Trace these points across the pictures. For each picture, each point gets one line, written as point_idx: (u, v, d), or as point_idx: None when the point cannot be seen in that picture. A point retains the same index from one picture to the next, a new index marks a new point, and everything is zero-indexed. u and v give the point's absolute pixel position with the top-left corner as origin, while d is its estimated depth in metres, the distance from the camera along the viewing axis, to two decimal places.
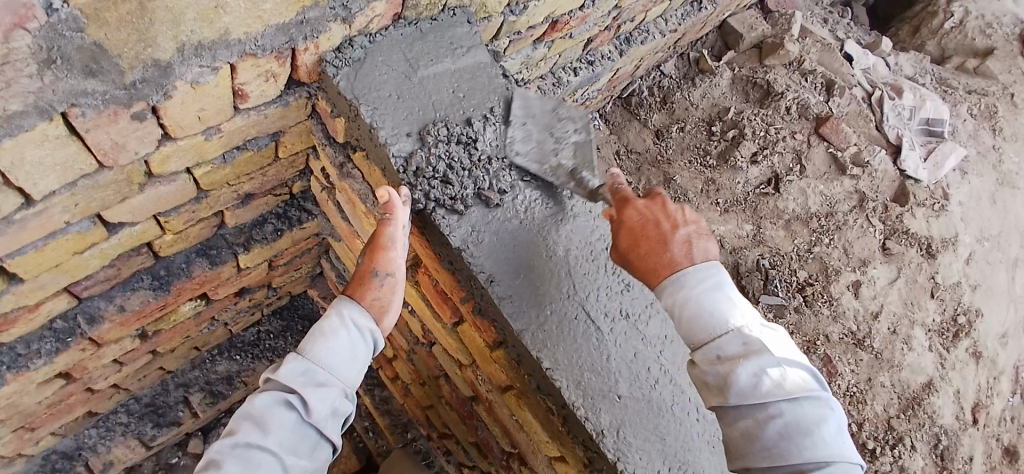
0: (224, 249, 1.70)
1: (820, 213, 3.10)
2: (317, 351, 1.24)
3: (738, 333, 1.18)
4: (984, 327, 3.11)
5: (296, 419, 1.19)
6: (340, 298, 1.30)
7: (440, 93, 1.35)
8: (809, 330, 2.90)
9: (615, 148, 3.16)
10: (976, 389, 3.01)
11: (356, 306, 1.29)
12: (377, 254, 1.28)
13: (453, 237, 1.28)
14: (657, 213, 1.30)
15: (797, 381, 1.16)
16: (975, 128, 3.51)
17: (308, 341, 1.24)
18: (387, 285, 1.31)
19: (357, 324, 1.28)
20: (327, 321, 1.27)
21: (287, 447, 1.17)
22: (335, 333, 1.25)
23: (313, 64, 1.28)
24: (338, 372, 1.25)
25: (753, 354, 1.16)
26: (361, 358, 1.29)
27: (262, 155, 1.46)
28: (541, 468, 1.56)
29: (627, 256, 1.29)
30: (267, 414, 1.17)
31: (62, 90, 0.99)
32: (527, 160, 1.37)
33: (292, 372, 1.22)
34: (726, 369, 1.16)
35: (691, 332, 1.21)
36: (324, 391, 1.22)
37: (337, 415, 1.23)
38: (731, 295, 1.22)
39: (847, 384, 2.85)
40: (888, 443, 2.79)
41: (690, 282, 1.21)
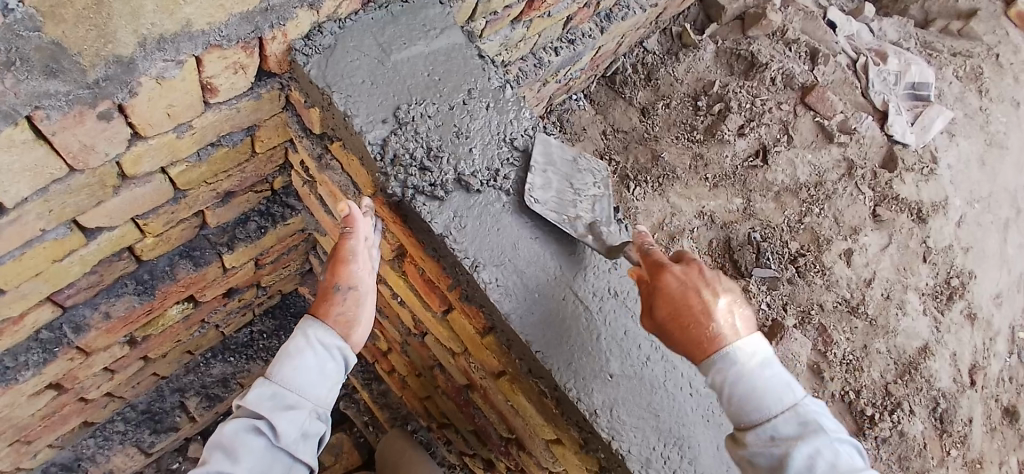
0: (207, 250, 1.68)
1: (809, 184, 3.09)
2: (284, 374, 1.22)
3: (793, 413, 1.17)
4: (979, 289, 3.13)
5: (266, 444, 1.19)
6: (305, 317, 1.29)
7: (415, 77, 1.32)
8: (803, 299, 2.91)
9: (602, 128, 3.12)
10: (972, 351, 3.03)
11: (320, 324, 1.28)
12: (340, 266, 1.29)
13: (436, 224, 1.26)
14: (695, 278, 1.25)
15: (851, 456, 1.15)
16: (960, 91, 3.50)
17: (274, 364, 1.23)
18: (351, 298, 1.30)
19: (324, 340, 1.27)
20: (293, 342, 1.25)
21: (259, 472, 1.18)
22: (301, 353, 1.24)
23: (282, 53, 1.25)
24: (307, 392, 1.24)
25: (810, 434, 1.15)
26: (333, 376, 1.28)
27: (238, 150, 1.43)
28: (539, 452, 1.57)
29: (669, 328, 1.23)
30: (237, 440, 1.18)
31: (24, 92, 0.96)
32: (546, 209, 1.31)
33: (260, 396, 1.21)
34: (781, 451, 1.15)
35: (740, 411, 1.19)
36: (293, 414, 1.21)
37: (308, 435, 1.23)
38: (780, 371, 1.20)
39: (844, 352, 2.86)
40: (887, 408, 2.80)
41: (739, 358, 1.19)
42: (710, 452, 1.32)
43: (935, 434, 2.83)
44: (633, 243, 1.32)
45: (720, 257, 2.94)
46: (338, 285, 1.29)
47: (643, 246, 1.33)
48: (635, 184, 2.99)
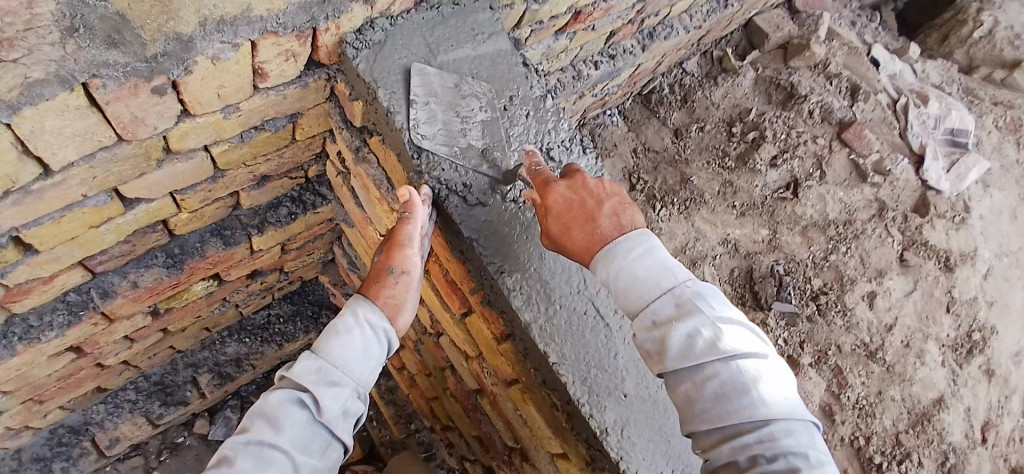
0: (237, 230, 1.70)
1: (838, 221, 3.05)
2: (331, 350, 1.23)
3: (670, 295, 1.13)
4: (1000, 344, 3.06)
5: (309, 416, 1.18)
6: (356, 296, 1.30)
7: (459, 80, 1.34)
8: (821, 339, 2.86)
9: (633, 145, 3.11)
10: (987, 407, 2.95)
11: (370, 305, 1.29)
12: (394, 250, 1.28)
13: (462, 224, 1.26)
14: (581, 191, 1.23)
15: (737, 338, 1.10)
16: (998, 141, 3.44)
17: (324, 339, 1.24)
18: (401, 282, 1.30)
19: (372, 321, 1.28)
20: (343, 319, 1.26)
21: (300, 443, 1.16)
22: (349, 331, 1.25)
23: (334, 45, 1.27)
24: (351, 371, 1.24)
25: (689, 315, 1.11)
26: (376, 358, 1.28)
27: (279, 136, 1.46)
28: (544, 464, 1.56)
29: (562, 239, 1.21)
30: (281, 410, 1.17)
31: (83, 60, 0.99)
32: (435, 145, 1.28)
33: (306, 370, 1.21)
34: (661, 333, 1.11)
35: (625, 301, 1.16)
36: (337, 389, 1.21)
37: (349, 414, 1.22)
38: (659, 256, 1.16)
39: (858, 396, 2.80)
40: (896, 457, 2.74)
41: (620, 251, 1.16)
42: None
43: None
44: (524, 161, 1.29)
45: (741, 287, 2.90)
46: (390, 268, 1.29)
47: (534, 164, 1.29)
48: (661, 205, 2.98)
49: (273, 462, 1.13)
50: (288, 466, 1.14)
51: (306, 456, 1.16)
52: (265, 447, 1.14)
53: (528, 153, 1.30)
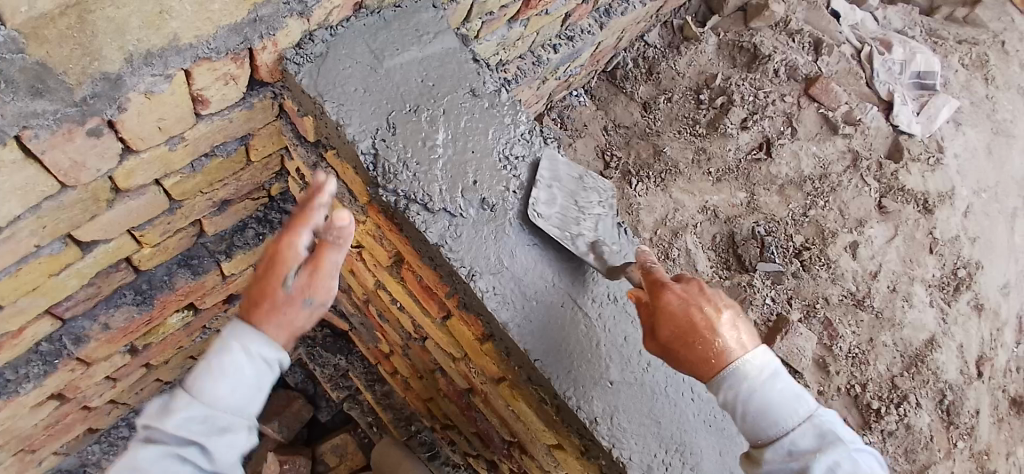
0: (206, 258, 1.67)
1: (814, 176, 3.06)
2: (197, 386, 1.09)
3: (808, 426, 1.15)
4: (985, 279, 3.10)
5: (181, 456, 1.06)
6: (247, 324, 1.14)
7: (408, 83, 1.30)
8: (809, 293, 2.89)
9: (603, 124, 3.08)
10: (979, 342, 2.99)
11: (270, 335, 1.15)
12: (306, 277, 1.17)
13: (431, 234, 1.23)
14: (697, 298, 1.21)
15: (870, 468, 1.14)
16: (965, 79, 3.46)
17: (206, 377, 1.09)
18: (295, 312, 1.16)
19: (255, 354, 1.13)
20: (231, 349, 1.11)
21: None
22: (240, 365, 1.11)
23: (274, 63, 1.24)
24: (240, 412, 1.12)
25: (827, 446, 1.13)
26: (263, 388, 1.14)
27: (233, 160, 1.43)
28: (542, 456, 1.57)
29: (673, 348, 1.20)
30: (142, 453, 1.04)
31: (10, 114, 0.95)
32: (550, 225, 1.30)
33: (184, 418, 1.07)
34: (799, 465, 1.13)
35: (757, 426, 1.16)
36: (219, 426, 1.09)
37: (233, 447, 1.10)
38: (791, 384, 1.18)
39: (850, 346, 2.84)
40: (893, 402, 2.78)
41: (750, 375, 1.16)
42: (712, 457, 1.32)
43: (942, 426, 2.80)
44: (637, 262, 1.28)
45: (725, 252, 2.92)
46: (291, 293, 1.16)
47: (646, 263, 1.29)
48: (638, 180, 2.96)
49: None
50: None
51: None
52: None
53: (640, 253, 1.31)
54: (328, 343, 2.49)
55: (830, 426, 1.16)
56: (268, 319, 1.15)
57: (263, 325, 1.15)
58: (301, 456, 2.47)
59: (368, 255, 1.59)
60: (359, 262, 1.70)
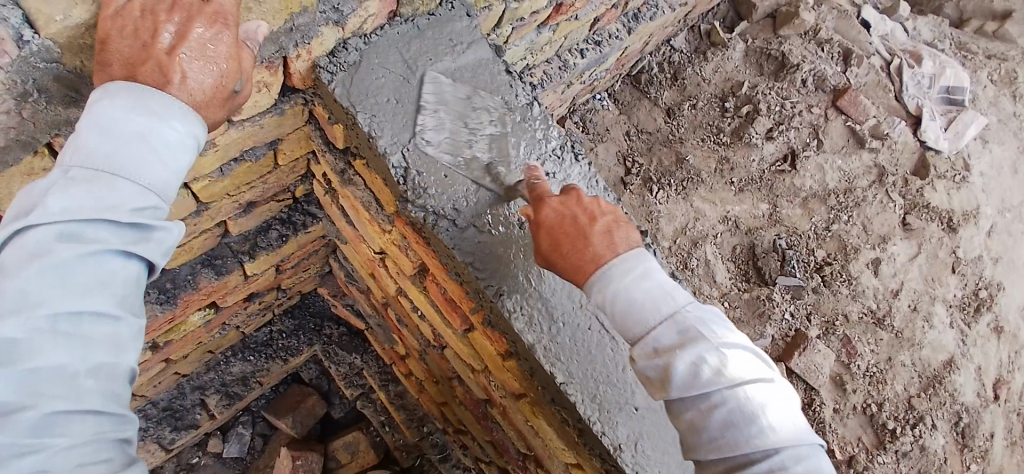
0: (229, 258, 1.67)
1: (838, 190, 3.01)
2: (103, 159, 0.90)
3: (671, 322, 1.03)
4: (1007, 301, 3.04)
5: (102, 257, 0.87)
6: (140, 91, 0.93)
7: (440, 95, 1.28)
8: (827, 309, 2.85)
9: (625, 129, 3.04)
10: (998, 364, 2.95)
11: (172, 103, 0.95)
12: (236, 42, 1.00)
13: (460, 252, 1.22)
14: (573, 207, 1.16)
15: (741, 363, 1.00)
16: (994, 95, 3.38)
17: (95, 136, 0.90)
18: (218, 82, 0.99)
19: (180, 119, 0.96)
20: (121, 110, 0.91)
21: (104, 309, 0.87)
22: (143, 127, 0.92)
23: (307, 70, 1.22)
24: (148, 179, 0.92)
25: (689, 341, 1.00)
26: (184, 166, 0.98)
27: (261, 164, 1.42)
28: (558, 472, 1.56)
29: (550, 259, 1.14)
30: (46, 257, 0.83)
31: (42, 122, 0.96)
32: None
33: (73, 189, 0.87)
34: (663, 361, 1.01)
35: (622, 325, 1.06)
36: (144, 216, 0.91)
37: (163, 243, 0.94)
38: (659, 280, 1.06)
39: (868, 364, 2.80)
40: (909, 422, 2.75)
41: (616, 274, 1.07)
42: None
43: (957, 449, 2.77)
44: (523, 178, 1.24)
45: (744, 264, 2.88)
46: (222, 53, 0.98)
47: (533, 178, 1.24)
48: (659, 187, 2.93)
49: (62, 361, 0.83)
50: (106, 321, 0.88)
51: (122, 317, 0.90)
52: (69, 317, 0.84)
53: (529, 168, 1.26)
54: (344, 341, 2.46)
55: (698, 321, 1.03)
56: (188, 70, 0.95)
57: (178, 82, 0.96)
58: (313, 452, 2.48)
59: (391, 263, 1.59)
60: (381, 269, 1.68)
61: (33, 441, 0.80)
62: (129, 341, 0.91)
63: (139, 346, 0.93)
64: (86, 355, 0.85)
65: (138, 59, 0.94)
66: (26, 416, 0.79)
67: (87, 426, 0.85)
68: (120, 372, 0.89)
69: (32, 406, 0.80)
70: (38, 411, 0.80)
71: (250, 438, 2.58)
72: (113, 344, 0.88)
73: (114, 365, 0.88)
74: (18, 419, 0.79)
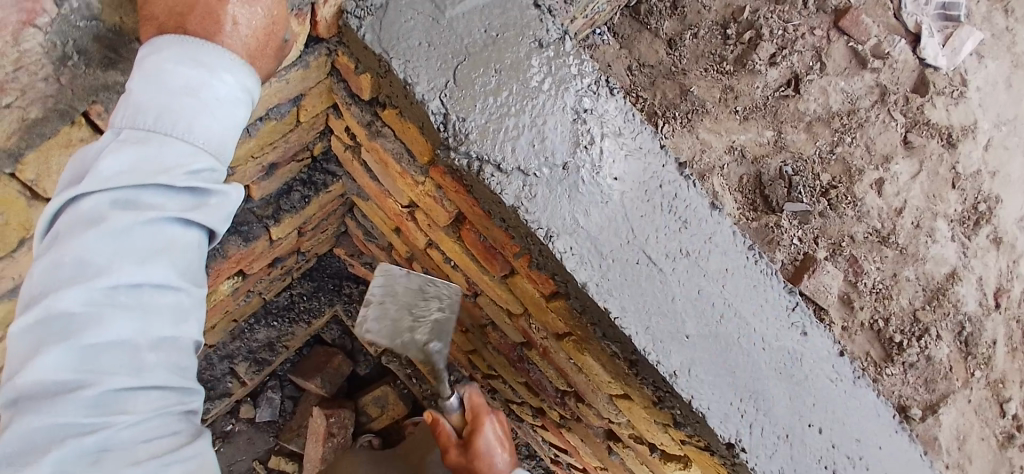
0: (254, 224, 1.64)
1: (841, 112, 3.00)
2: (155, 118, 0.85)
3: None
4: (1004, 213, 3.12)
5: (158, 225, 0.84)
6: (192, 41, 0.87)
7: (472, 35, 1.23)
8: (834, 232, 2.88)
9: (627, 63, 2.94)
10: (998, 275, 3.04)
11: (223, 56, 0.89)
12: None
13: (508, 197, 1.21)
14: None
15: None
16: (988, 9, 3.35)
17: (147, 92, 0.85)
18: (266, 27, 0.94)
19: (230, 72, 0.89)
20: (172, 62, 0.86)
21: (164, 280, 0.85)
22: (197, 83, 0.87)
23: (332, 17, 1.17)
24: (207, 138, 0.88)
25: None
26: (240, 123, 0.93)
27: (284, 122, 1.37)
28: (602, 405, 1.61)
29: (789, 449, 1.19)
30: (101, 226, 0.80)
31: (80, 88, 0.93)
32: (589, 197, 1.25)
33: (124, 152, 0.83)
34: None
35: None
36: (200, 179, 0.87)
37: (221, 208, 0.91)
38: None
39: (875, 281, 2.87)
40: (915, 335, 2.85)
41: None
42: (783, 403, 1.38)
43: (960, 357, 2.89)
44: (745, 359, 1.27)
45: (751, 193, 2.87)
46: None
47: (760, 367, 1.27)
48: (665, 121, 2.89)
49: (122, 338, 0.82)
50: (166, 292, 0.85)
51: (184, 288, 0.87)
52: (128, 289, 0.82)
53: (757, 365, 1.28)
54: (365, 297, 2.38)
55: None
56: (238, 16, 0.90)
57: (230, 29, 0.90)
58: (345, 409, 2.53)
59: (421, 215, 1.55)
60: (409, 222, 1.64)
61: (96, 418, 0.80)
62: (191, 312, 0.90)
63: (201, 316, 0.92)
64: (147, 328, 0.84)
65: (185, 7, 0.88)
66: (85, 395, 0.80)
67: (149, 401, 0.85)
68: (182, 343, 0.89)
69: (91, 384, 0.80)
70: (98, 389, 0.80)
71: (279, 401, 2.61)
72: (174, 316, 0.87)
73: (176, 337, 0.87)
74: (77, 397, 0.79)
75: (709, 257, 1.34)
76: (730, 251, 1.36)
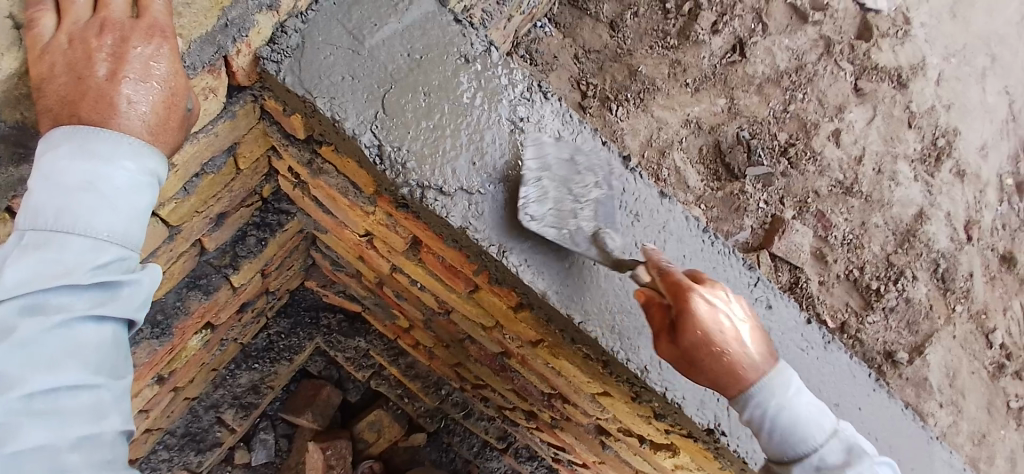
0: (213, 275, 1.61)
1: (790, 70, 3.03)
2: (55, 216, 0.88)
3: None
4: (964, 144, 3.16)
5: (69, 325, 0.86)
6: (85, 131, 0.89)
7: (395, 61, 1.22)
8: (799, 190, 2.91)
9: (573, 52, 2.91)
10: (965, 208, 3.09)
11: (124, 141, 0.92)
12: (177, 57, 0.96)
13: (584, 225, 1.23)
14: None
15: None
16: None
17: (46, 192, 0.87)
18: (166, 100, 0.95)
19: (131, 157, 0.92)
20: (66, 156, 0.88)
21: (80, 380, 0.87)
22: (99, 173, 0.89)
23: (250, 65, 1.16)
24: (112, 227, 0.90)
25: None
26: (148, 206, 0.95)
27: (223, 174, 1.35)
28: (586, 403, 1.62)
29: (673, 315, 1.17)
30: (11, 335, 0.82)
31: None
32: None
33: (29, 257, 0.85)
34: None
35: None
36: (108, 271, 0.90)
37: (135, 297, 0.93)
38: None
39: (844, 233, 2.90)
40: (892, 279, 2.89)
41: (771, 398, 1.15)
42: None
43: (938, 294, 2.95)
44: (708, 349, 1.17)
45: (713, 163, 2.87)
46: (163, 71, 0.94)
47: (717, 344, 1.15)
48: (617, 105, 2.85)
49: (45, 443, 0.83)
50: (83, 391, 0.87)
51: (101, 384, 0.89)
52: (44, 395, 0.84)
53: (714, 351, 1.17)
54: (344, 327, 2.38)
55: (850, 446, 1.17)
56: (132, 96, 0.92)
57: (126, 109, 0.92)
58: (341, 439, 2.49)
59: (379, 243, 1.53)
60: (369, 251, 1.62)
61: None
62: (112, 407, 0.91)
63: (126, 409, 0.93)
64: (67, 430, 0.85)
65: (76, 94, 0.90)
66: None
67: None
68: (108, 440, 0.89)
69: None
70: None
71: (274, 441, 2.59)
72: (95, 414, 0.88)
73: (99, 436, 0.88)
74: None
75: (664, 247, 1.36)
76: (684, 236, 1.39)
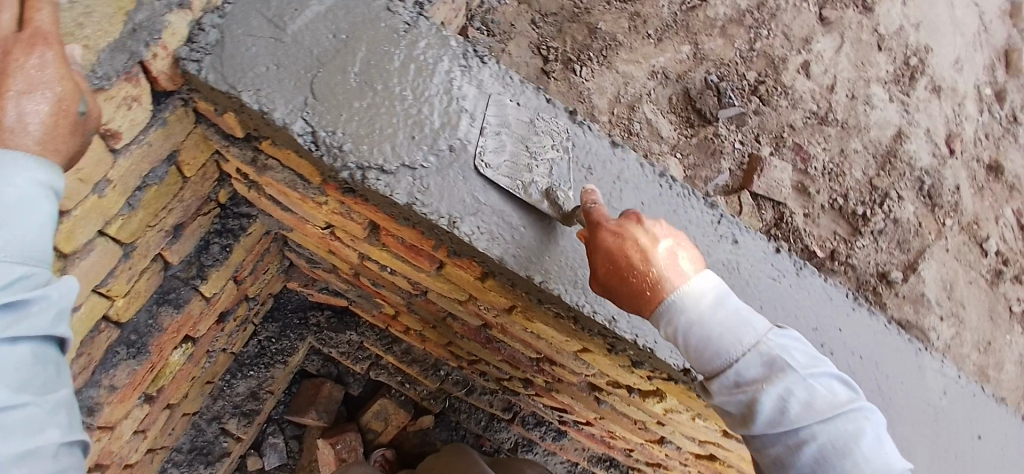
0: (181, 288, 1.59)
1: (751, 8, 2.99)
2: None
3: None
4: (937, 60, 3.11)
5: None
6: None
7: (320, 44, 1.20)
8: (774, 126, 2.87)
9: (529, 18, 2.82)
10: (945, 122, 3.06)
11: (15, 157, 0.89)
12: (65, 62, 0.94)
13: (541, 181, 1.26)
14: None
15: None
16: None
17: None
18: (54, 107, 0.93)
19: (21, 170, 0.89)
20: None
21: (7, 400, 0.82)
22: None
23: (171, 68, 1.14)
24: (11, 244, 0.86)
25: None
26: (49, 217, 0.91)
27: (168, 184, 1.33)
28: (570, 362, 1.63)
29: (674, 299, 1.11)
30: None
31: None
32: (489, 172, 1.24)
33: None
34: None
35: None
36: (14, 288, 0.85)
37: (49, 310, 0.88)
38: None
39: (823, 163, 2.87)
40: (877, 202, 2.86)
41: (689, 302, 1.08)
42: None
43: (927, 211, 2.93)
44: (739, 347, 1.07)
45: (684, 111, 2.83)
46: (49, 77, 0.92)
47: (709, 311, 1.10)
48: (581, 65, 2.78)
49: None
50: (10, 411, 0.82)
51: (31, 400, 0.85)
52: None
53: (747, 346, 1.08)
54: (333, 323, 2.39)
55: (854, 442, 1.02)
56: (20, 110, 0.90)
57: (13, 122, 0.90)
58: (348, 433, 2.54)
59: (342, 232, 1.52)
60: (335, 242, 1.62)
61: None
62: (47, 422, 0.86)
63: (64, 420, 0.89)
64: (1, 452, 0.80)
65: None
66: None
67: None
68: (48, 455, 0.86)
69: None
70: None
71: (284, 443, 2.62)
72: (28, 431, 0.84)
73: (38, 452, 0.84)
74: None
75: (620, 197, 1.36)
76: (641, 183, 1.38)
